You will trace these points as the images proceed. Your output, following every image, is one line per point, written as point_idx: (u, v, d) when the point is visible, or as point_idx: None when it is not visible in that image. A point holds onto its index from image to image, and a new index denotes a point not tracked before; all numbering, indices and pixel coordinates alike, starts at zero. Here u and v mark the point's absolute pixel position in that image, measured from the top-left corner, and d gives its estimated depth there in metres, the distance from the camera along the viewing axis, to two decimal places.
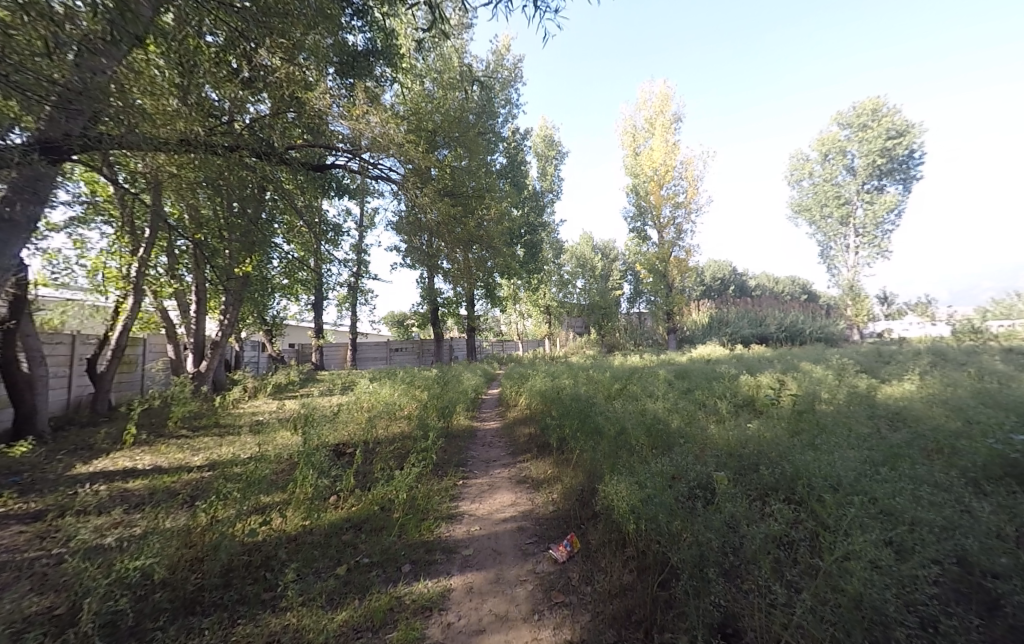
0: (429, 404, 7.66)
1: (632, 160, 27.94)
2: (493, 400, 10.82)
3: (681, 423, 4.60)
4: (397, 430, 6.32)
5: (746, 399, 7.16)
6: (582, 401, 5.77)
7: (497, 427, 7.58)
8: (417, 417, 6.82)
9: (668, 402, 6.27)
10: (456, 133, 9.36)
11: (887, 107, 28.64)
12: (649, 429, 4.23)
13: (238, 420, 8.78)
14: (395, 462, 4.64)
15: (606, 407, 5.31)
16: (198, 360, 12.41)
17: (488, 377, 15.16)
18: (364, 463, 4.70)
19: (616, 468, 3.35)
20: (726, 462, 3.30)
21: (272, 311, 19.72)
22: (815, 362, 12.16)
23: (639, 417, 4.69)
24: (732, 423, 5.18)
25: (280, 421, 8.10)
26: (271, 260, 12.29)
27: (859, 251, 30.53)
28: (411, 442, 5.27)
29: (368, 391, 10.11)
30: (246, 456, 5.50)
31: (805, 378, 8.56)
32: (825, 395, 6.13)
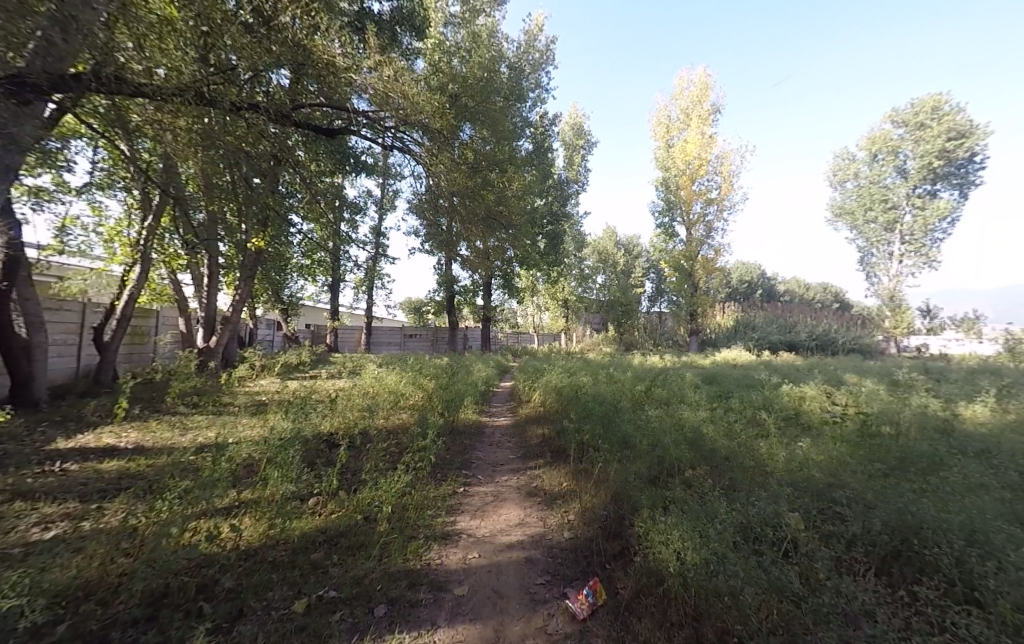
0: (436, 397, 7.05)
1: (665, 153, 26.78)
2: (506, 394, 10.20)
3: (727, 441, 3.88)
4: (397, 422, 5.76)
5: (791, 413, 6.37)
6: (609, 406, 4.97)
7: (508, 424, 6.98)
8: (420, 409, 6.26)
9: (704, 412, 5.57)
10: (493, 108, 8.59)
11: (949, 105, 26.53)
12: (694, 451, 3.55)
13: (237, 398, 8.38)
14: (388, 461, 4.04)
15: (635, 414, 4.63)
16: (207, 335, 12.14)
17: (501, 370, 14.61)
18: (354, 460, 4.12)
19: (656, 502, 2.67)
20: (817, 512, 2.70)
21: (288, 289, 19.52)
22: (861, 377, 11.14)
23: (676, 430, 4.00)
24: (784, 444, 4.42)
25: (280, 403, 7.65)
26: (287, 237, 11.89)
27: (904, 259, 28.64)
28: (409, 437, 4.68)
29: (374, 377, 9.60)
30: (233, 441, 4.98)
31: (857, 393, 7.67)
32: (891, 416, 5.32)
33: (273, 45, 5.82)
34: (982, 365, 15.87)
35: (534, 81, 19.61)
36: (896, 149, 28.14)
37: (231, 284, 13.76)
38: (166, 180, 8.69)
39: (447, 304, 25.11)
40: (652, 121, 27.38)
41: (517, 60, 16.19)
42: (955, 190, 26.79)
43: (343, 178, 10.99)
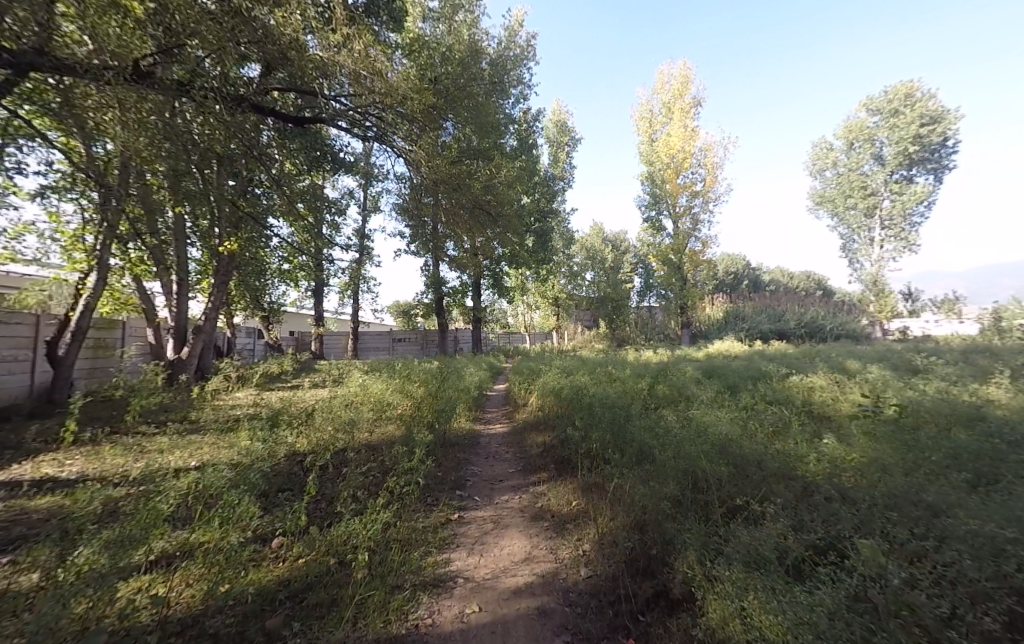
0: (426, 406, 6.52)
1: (648, 147, 26.53)
2: (501, 397, 9.67)
3: (754, 445, 3.45)
4: (383, 436, 5.22)
5: (802, 405, 5.96)
6: (617, 410, 4.51)
7: (504, 431, 6.49)
8: (408, 419, 5.72)
9: (718, 409, 5.14)
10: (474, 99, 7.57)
11: (921, 91, 26.78)
12: (723, 461, 3.11)
13: (209, 414, 7.74)
14: (370, 485, 3.53)
15: (647, 419, 4.17)
16: (179, 346, 11.44)
17: (494, 372, 14.11)
18: (330, 486, 3.60)
19: (697, 540, 2.19)
20: (910, 526, 2.22)
21: (269, 296, 18.78)
22: (860, 361, 10.85)
23: (698, 435, 3.53)
24: (809, 443, 4.02)
25: (254, 418, 7.04)
26: (263, 239, 11.27)
27: (884, 244, 28.79)
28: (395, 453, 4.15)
29: (359, 385, 9.02)
30: (192, 466, 4.39)
31: (867, 381, 7.31)
32: (916, 402, 4.95)
33: (234, 28, 5.11)
34: (970, 344, 15.81)
35: (516, 78, 19.05)
36: (871, 136, 28.27)
37: (205, 292, 13.03)
38: (124, 181, 8.03)
39: (436, 305, 24.55)
40: (634, 116, 27.14)
41: (496, 53, 15.73)
42: (930, 174, 27.02)
43: (319, 176, 10.39)
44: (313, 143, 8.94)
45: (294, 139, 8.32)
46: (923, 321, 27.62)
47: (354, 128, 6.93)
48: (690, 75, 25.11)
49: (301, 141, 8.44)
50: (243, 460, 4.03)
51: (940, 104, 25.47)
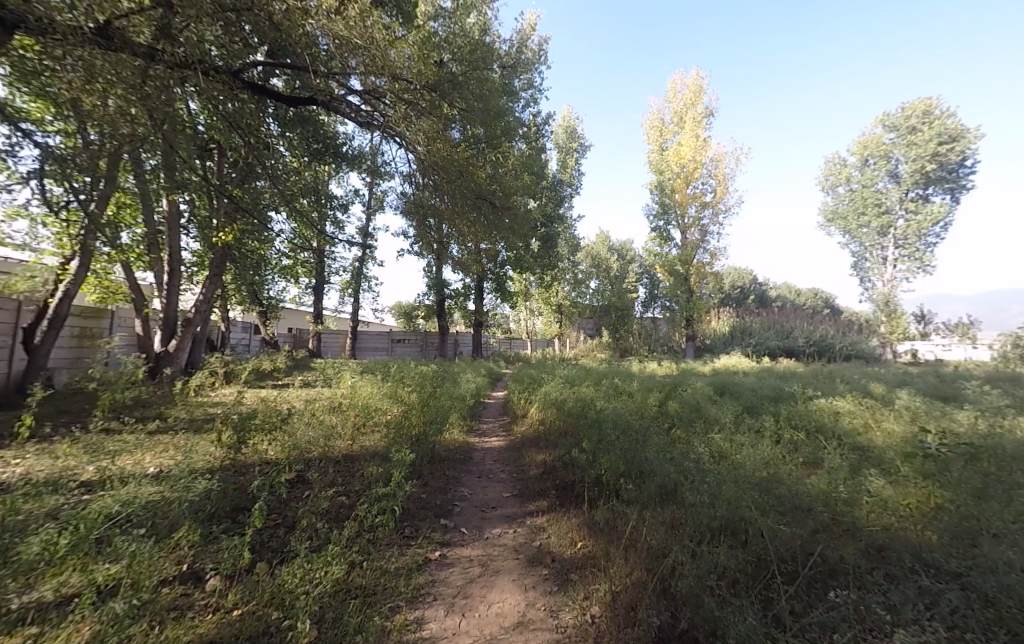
0: (417, 414, 5.98)
1: (659, 157, 26.07)
2: (499, 406, 9.13)
3: (796, 490, 2.92)
4: (366, 447, 4.70)
5: (830, 434, 5.41)
6: (632, 433, 3.99)
7: (501, 444, 5.98)
8: (397, 428, 5.21)
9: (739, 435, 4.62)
10: (481, 87, 7.09)
11: (939, 110, 26.28)
12: (766, 509, 2.56)
13: (185, 411, 7.23)
14: (339, 512, 3.00)
15: (666, 447, 3.64)
16: (166, 338, 10.97)
17: (493, 378, 13.60)
18: (291, 511, 3.05)
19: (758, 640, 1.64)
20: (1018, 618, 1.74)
21: (268, 291, 18.34)
22: (878, 384, 10.27)
23: (728, 474, 2.99)
24: (851, 485, 3.49)
25: (233, 417, 6.53)
26: (260, 229, 10.87)
27: (898, 263, 28.17)
28: (374, 470, 3.62)
29: (349, 387, 8.52)
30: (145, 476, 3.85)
31: (895, 408, 6.74)
32: (961, 438, 4.42)
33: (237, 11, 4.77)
34: (987, 370, 15.20)
35: (527, 82, 18.60)
36: (886, 153, 27.74)
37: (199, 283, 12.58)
38: (112, 161, 7.57)
39: (438, 308, 24.04)
40: (646, 125, 26.74)
41: (508, 51, 15.33)
42: (946, 194, 26.51)
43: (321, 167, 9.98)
44: (317, 134, 8.56)
45: (296, 126, 7.93)
46: (937, 344, 26.94)
47: (358, 112, 6.55)
48: (701, 85, 24.68)
49: (303, 130, 8.06)
50: (197, 473, 3.49)
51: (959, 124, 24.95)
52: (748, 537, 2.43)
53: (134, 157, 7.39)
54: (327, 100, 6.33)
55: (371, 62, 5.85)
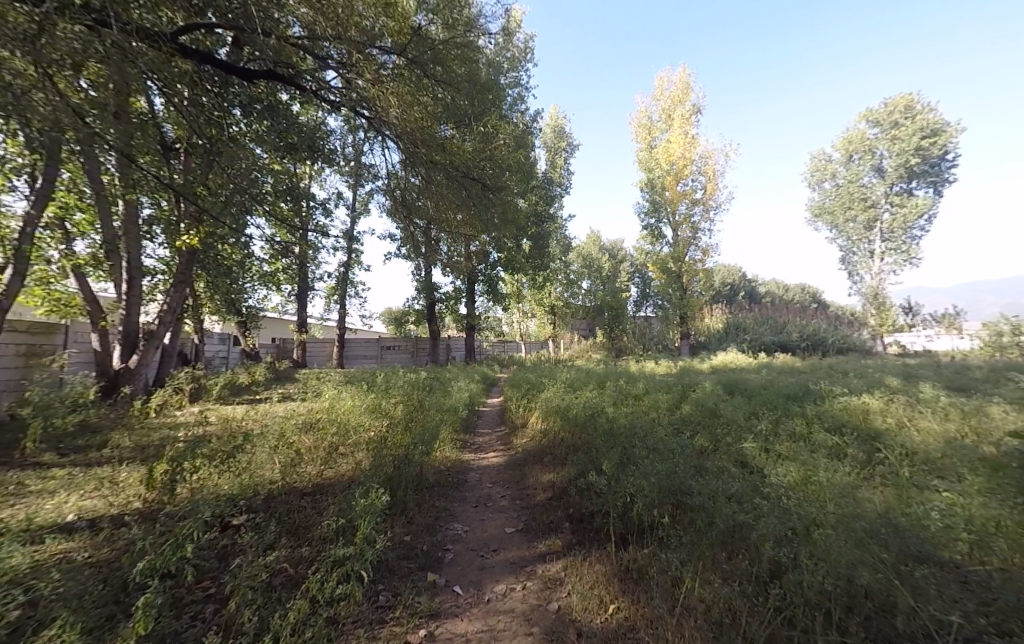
0: (402, 431, 5.22)
1: (647, 155, 25.62)
2: (495, 414, 8.43)
3: (897, 532, 2.26)
4: (341, 480, 4.00)
5: (867, 437, 4.78)
6: (660, 454, 3.31)
7: (500, 461, 5.30)
8: (379, 449, 4.52)
9: (778, 450, 3.99)
10: (460, 71, 6.35)
11: (921, 103, 26.25)
12: (882, 573, 1.89)
13: (142, 435, 6.46)
14: (300, 587, 2.30)
15: (707, 476, 2.98)
16: (127, 353, 10.22)
17: (487, 384, 12.92)
18: (234, 591, 2.34)
19: None
20: None
21: (249, 301, 17.43)
22: (891, 378, 9.71)
23: (804, 518, 2.34)
24: (926, 506, 2.87)
25: (194, 439, 5.79)
26: (232, 234, 10.11)
27: (885, 256, 27.95)
28: (349, 515, 2.92)
29: (328, 400, 7.76)
30: (53, 540, 3.07)
31: (926, 404, 6.14)
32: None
33: None
34: (984, 363, 14.86)
35: (513, 80, 17.99)
36: (871, 148, 27.58)
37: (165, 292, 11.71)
38: (52, 159, 6.76)
39: (427, 312, 23.31)
40: (632, 124, 26.32)
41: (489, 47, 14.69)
42: (931, 186, 26.47)
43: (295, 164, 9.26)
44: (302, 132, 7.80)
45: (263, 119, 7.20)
46: (924, 334, 26.83)
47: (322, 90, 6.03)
48: (690, 82, 24.33)
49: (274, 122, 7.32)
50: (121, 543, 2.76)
51: (942, 116, 24.88)
52: (864, 611, 1.81)
53: (75, 156, 6.63)
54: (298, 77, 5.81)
55: (328, 23, 5.19)
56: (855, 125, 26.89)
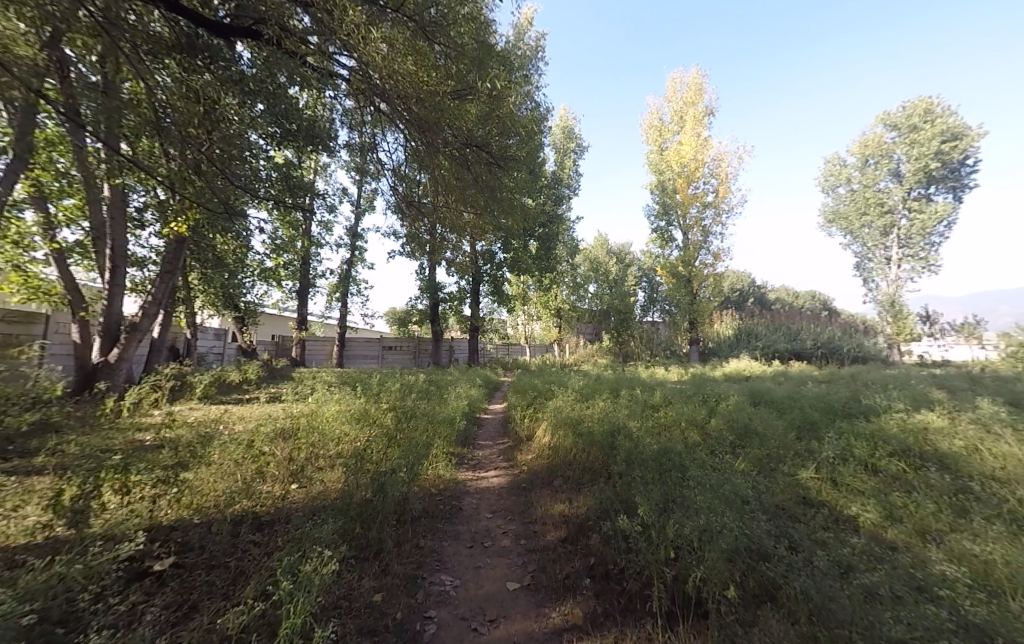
0: (388, 449, 4.48)
1: (658, 157, 24.88)
2: (497, 421, 7.69)
3: None
4: (309, 510, 3.27)
5: (938, 468, 3.99)
6: (714, 503, 2.53)
7: (501, 481, 4.58)
8: (359, 473, 3.79)
9: (848, 496, 3.21)
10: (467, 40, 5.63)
11: (942, 107, 25.23)
12: None
13: (104, 437, 5.78)
14: None
15: (781, 548, 2.21)
16: (108, 347, 9.57)
17: (488, 387, 12.18)
18: None
19: None
20: None
21: (248, 296, 16.86)
22: (927, 388, 8.85)
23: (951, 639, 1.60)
24: None
25: (159, 445, 5.12)
26: (222, 225, 9.45)
27: (902, 263, 26.91)
28: (297, 577, 2.18)
29: (314, 404, 7.05)
30: None
31: (985, 420, 5.33)
32: None
33: None
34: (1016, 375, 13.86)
35: None
36: (888, 152, 26.59)
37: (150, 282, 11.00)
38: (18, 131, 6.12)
39: (430, 311, 22.72)
40: (642, 125, 25.61)
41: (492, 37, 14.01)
42: (951, 193, 25.47)
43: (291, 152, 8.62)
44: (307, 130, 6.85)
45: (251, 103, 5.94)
46: (941, 344, 25.83)
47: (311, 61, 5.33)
48: (702, 82, 23.55)
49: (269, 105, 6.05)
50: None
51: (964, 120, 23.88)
52: None
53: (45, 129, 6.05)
54: (291, 49, 5.10)
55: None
56: (871, 129, 25.95)
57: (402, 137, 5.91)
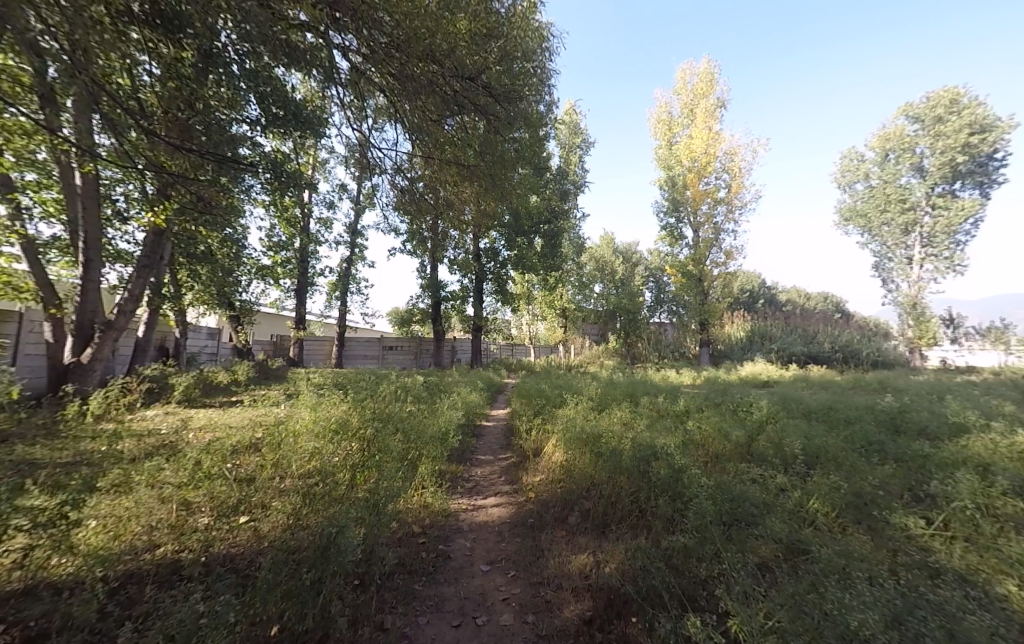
0: (364, 478, 3.65)
1: (667, 152, 23.91)
2: (500, 431, 6.83)
3: None
4: (241, 572, 2.47)
5: None
6: (836, 614, 1.76)
7: (505, 508, 3.75)
8: (320, 518, 2.96)
9: (994, 570, 2.32)
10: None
11: (969, 97, 23.89)
12: None
13: (51, 447, 5.05)
14: None
15: None
16: (80, 348, 8.73)
17: (492, 391, 11.36)
18: None
19: None
20: None
21: (244, 296, 15.80)
22: (983, 397, 7.82)
23: None
24: None
25: (102, 459, 4.37)
26: (206, 218, 8.68)
27: (924, 263, 25.65)
28: None
29: (297, 409, 6.27)
30: None
31: None
32: None
33: None
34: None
35: None
36: (911, 146, 25.30)
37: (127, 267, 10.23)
38: None
39: (433, 310, 21.90)
40: (652, 119, 24.63)
41: None
42: (978, 188, 24.17)
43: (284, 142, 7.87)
44: (297, 114, 5.88)
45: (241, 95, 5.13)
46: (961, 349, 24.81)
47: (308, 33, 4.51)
48: (715, 73, 22.49)
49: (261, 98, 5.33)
50: None
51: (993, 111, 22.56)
52: None
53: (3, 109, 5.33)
54: (279, 29, 4.18)
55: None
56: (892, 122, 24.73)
57: (397, 111, 5.08)
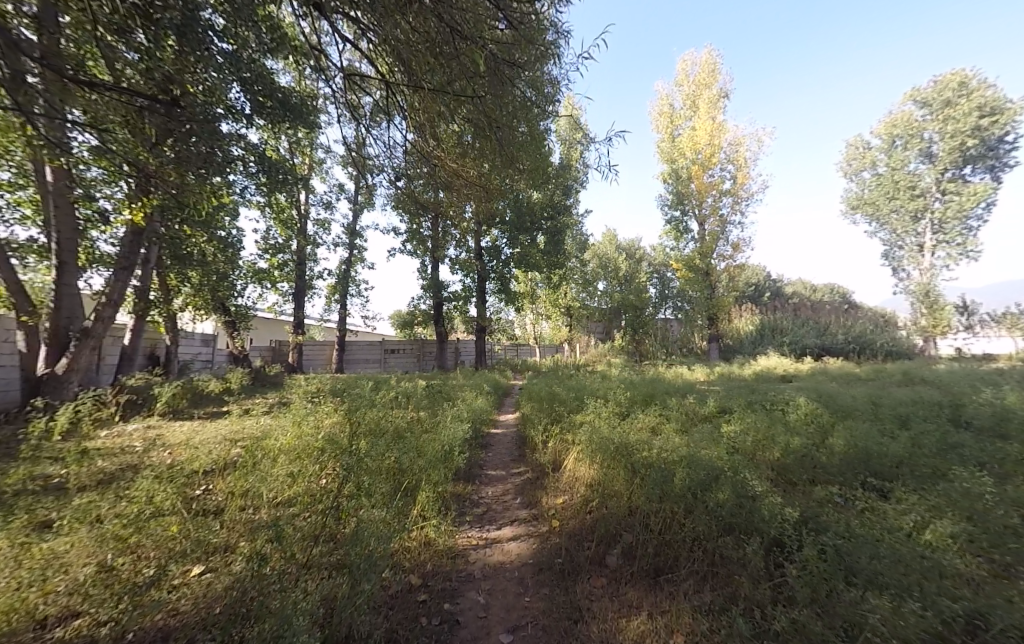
0: (353, 512, 2.96)
1: (669, 145, 23.17)
2: (511, 441, 6.15)
3: None
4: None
5: None
6: None
7: (528, 543, 3.06)
8: (288, 576, 2.28)
9: None
10: None
11: (977, 79, 23.06)
12: None
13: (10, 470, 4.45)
14: None
15: None
16: (54, 356, 8.09)
17: (497, 394, 10.66)
18: None
19: None
20: None
21: (241, 297, 15.29)
22: None
23: None
24: None
25: (59, 488, 3.78)
26: (191, 218, 8.08)
27: (936, 250, 24.74)
28: None
29: (287, 422, 5.63)
30: None
31: None
32: None
33: None
34: None
35: None
36: (918, 131, 24.38)
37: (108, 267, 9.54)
38: None
39: (433, 311, 21.18)
40: (652, 112, 23.93)
41: None
42: (989, 172, 23.32)
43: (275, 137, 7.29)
44: (286, 103, 5.46)
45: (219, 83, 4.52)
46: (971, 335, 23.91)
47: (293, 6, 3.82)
48: (716, 63, 21.76)
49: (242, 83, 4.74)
50: None
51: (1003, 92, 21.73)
52: None
53: None
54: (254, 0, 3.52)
55: None
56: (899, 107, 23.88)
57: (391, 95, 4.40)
